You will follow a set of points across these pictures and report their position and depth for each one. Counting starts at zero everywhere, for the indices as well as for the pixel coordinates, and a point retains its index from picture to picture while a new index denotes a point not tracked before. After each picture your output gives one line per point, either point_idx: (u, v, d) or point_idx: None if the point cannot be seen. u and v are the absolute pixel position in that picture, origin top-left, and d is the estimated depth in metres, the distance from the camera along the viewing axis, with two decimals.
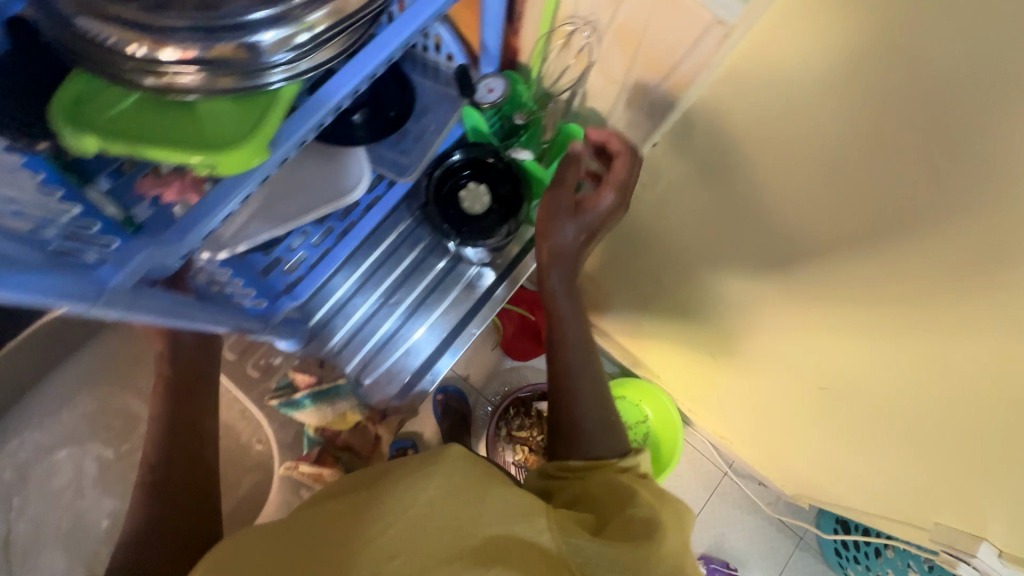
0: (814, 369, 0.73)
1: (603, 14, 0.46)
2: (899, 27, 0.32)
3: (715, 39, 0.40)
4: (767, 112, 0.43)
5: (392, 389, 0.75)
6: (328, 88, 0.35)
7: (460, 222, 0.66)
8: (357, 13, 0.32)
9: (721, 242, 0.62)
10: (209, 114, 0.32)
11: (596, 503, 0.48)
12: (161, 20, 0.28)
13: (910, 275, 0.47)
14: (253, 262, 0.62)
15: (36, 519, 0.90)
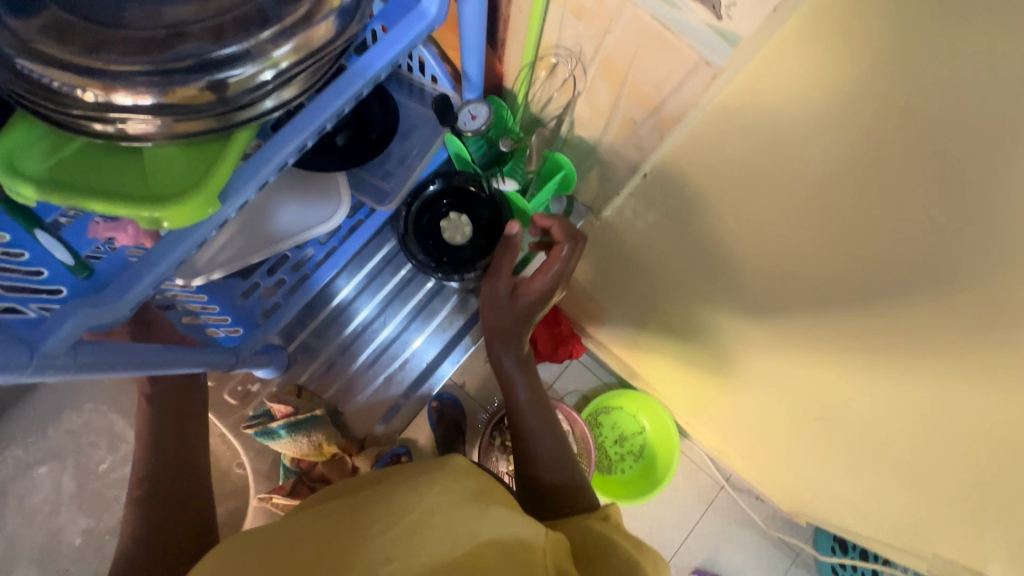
0: (810, 399, 0.71)
1: (591, 44, 0.46)
2: (895, 71, 0.30)
3: (703, 80, 0.40)
4: (756, 150, 0.41)
5: (390, 392, 0.84)
6: (291, 127, 0.40)
7: (441, 253, 0.68)
8: (323, 50, 0.35)
9: (714, 269, 0.60)
10: (154, 166, 0.36)
11: (586, 546, 0.46)
12: (121, 69, 0.33)
13: (912, 315, 0.44)
14: (229, 289, 0.68)
15: (14, 535, 1.01)
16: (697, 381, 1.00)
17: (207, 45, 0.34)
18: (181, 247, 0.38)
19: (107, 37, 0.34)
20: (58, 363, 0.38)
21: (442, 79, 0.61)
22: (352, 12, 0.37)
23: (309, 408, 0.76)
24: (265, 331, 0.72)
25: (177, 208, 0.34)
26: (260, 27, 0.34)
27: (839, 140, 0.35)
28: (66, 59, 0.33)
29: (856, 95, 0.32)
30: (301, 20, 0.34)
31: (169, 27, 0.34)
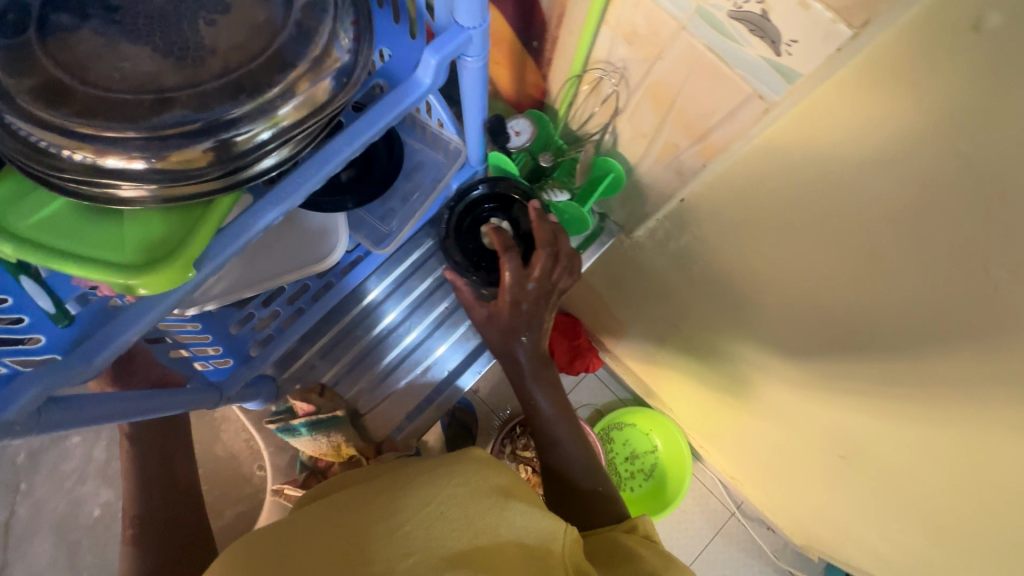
0: (832, 438, 0.69)
1: (636, 70, 0.43)
2: (968, 121, 0.28)
3: (753, 113, 0.38)
4: (803, 186, 0.40)
5: (408, 403, 0.79)
6: (276, 195, 0.39)
7: (479, 257, 0.62)
8: (326, 105, 0.39)
9: (743, 299, 0.60)
10: (137, 232, 0.39)
11: (607, 554, 0.47)
12: (111, 134, 0.36)
13: (957, 364, 0.43)
14: (223, 318, 0.67)
15: (40, 502, 1.04)
16: (716, 406, 0.98)
17: (194, 113, 0.36)
18: (143, 319, 0.39)
19: (95, 99, 0.36)
20: (18, 429, 0.37)
21: (447, 124, 0.58)
22: (349, 71, 0.40)
23: (329, 409, 0.76)
24: (254, 367, 0.68)
25: (152, 278, 0.36)
26: (253, 94, 0.37)
27: (889, 184, 0.35)
28: (55, 122, 0.36)
29: (917, 143, 0.31)
30: (302, 79, 0.38)
31: (155, 92, 0.36)
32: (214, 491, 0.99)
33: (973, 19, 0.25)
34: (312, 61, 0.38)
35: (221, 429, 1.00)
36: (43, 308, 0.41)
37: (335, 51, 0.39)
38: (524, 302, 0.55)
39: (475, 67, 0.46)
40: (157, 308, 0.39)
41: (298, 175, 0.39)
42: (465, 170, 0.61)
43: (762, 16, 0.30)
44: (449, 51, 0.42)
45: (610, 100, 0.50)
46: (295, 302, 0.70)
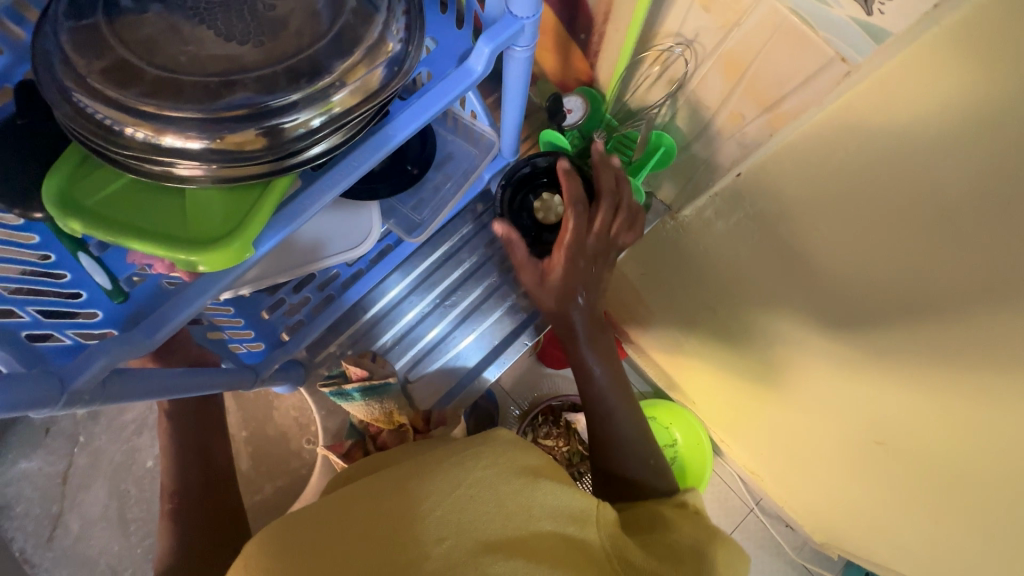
0: (868, 419, 0.66)
1: (711, 40, 0.47)
2: None
3: (832, 79, 0.40)
4: (876, 157, 0.40)
5: (439, 393, 0.67)
6: (322, 185, 0.36)
7: (538, 231, 0.62)
8: (381, 90, 0.35)
9: (787, 276, 0.60)
10: (196, 207, 0.33)
11: (647, 524, 0.48)
12: (175, 114, 0.31)
13: (1020, 355, 0.41)
14: (253, 303, 0.60)
15: (96, 452, 1.02)
16: (745, 395, 0.98)
17: (258, 96, 0.32)
18: (194, 303, 0.33)
19: (162, 81, 0.32)
20: (85, 399, 0.32)
21: (481, 115, 0.60)
22: (401, 61, 0.36)
23: (382, 374, 0.62)
24: (289, 351, 0.60)
25: (216, 254, 0.31)
26: (312, 79, 0.33)
27: (968, 151, 0.35)
28: (123, 101, 0.31)
29: (999, 102, 0.31)
30: (354, 68, 0.34)
31: (221, 74, 0.32)
32: (258, 469, 1.00)
33: None
34: (366, 49, 0.34)
35: (273, 405, 1.02)
36: (99, 284, 0.36)
37: (387, 41, 0.35)
38: (584, 258, 0.56)
39: (523, 58, 0.40)
40: (207, 295, 0.33)
41: (352, 161, 0.37)
42: (497, 160, 0.61)
43: None
44: (503, 41, 0.36)
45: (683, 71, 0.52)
46: (326, 288, 0.63)
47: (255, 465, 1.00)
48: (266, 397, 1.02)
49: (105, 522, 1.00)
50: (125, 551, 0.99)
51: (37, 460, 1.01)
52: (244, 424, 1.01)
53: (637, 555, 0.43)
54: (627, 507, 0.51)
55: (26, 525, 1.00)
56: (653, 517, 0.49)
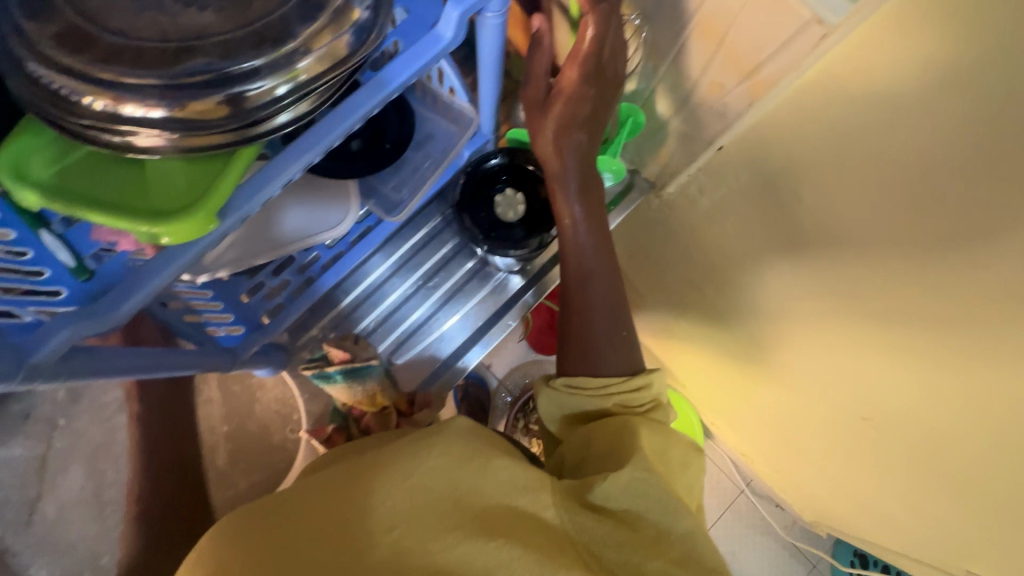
0: (855, 395, 0.66)
1: (687, 5, 0.44)
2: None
3: (810, 42, 0.38)
4: (857, 122, 0.40)
5: (419, 376, 0.67)
6: (287, 154, 0.34)
7: (492, 226, 0.61)
8: (350, 57, 0.34)
9: (772, 250, 0.60)
10: (159, 178, 0.32)
11: (618, 435, 0.50)
12: (133, 82, 0.30)
13: (997, 323, 0.41)
14: (233, 287, 0.58)
15: (76, 434, 1.01)
16: (732, 375, 0.99)
17: (217, 62, 0.31)
18: (152, 281, 0.32)
19: (118, 47, 0.31)
20: (47, 374, 0.32)
21: (459, 91, 0.57)
22: (369, 29, 0.34)
23: (365, 357, 0.62)
24: (268, 334, 0.59)
25: (180, 224, 0.30)
26: (274, 45, 0.32)
27: (948, 111, 0.35)
28: (78, 68, 0.30)
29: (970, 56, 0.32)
30: (319, 33, 0.32)
31: (179, 41, 0.31)
32: (243, 459, 1.01)
33: None
34: (332, 14, 0.32)
35: (255, 399, 1.01)
36: (62, 262, 0.35)
37: (354, 7, 0.33)
38: (594, 90, 0.50)
39: (496, 25, 0.38)
40: (167, 273, 0.32)
41: (320, 130, 0.35)
42: (478, 138, 0.59)
43: None
44: (473, 5, 0.35)
45: (644, 41, 0.52)
46: (306, 272, 0.61)
47: (231, 461, 1.01)
48: (249, 389, 1.01)
49: (85, 505, 0.99)
50: (99, 536, 0.99)
51: (16, 445, 1.00)
52: (229, 412, 1.01)
53: (589, 523, 0.43)
54: (592, 401, 0.53)
55: (4, 508, 0.99)
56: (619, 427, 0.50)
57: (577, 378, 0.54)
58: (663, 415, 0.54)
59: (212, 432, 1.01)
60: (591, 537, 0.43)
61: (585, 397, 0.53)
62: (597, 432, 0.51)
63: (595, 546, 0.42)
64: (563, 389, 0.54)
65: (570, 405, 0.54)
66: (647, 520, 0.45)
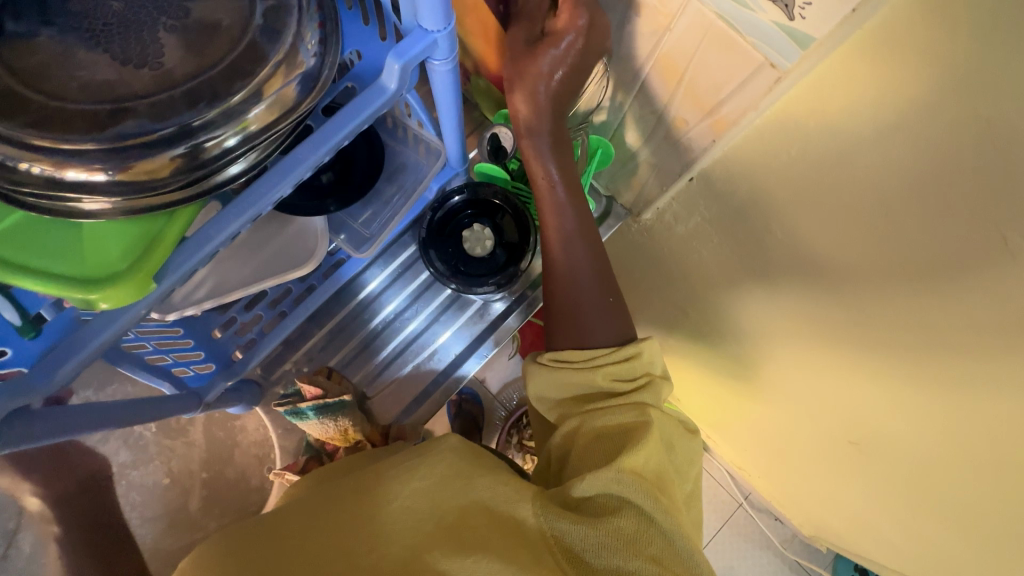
0: (841, 421, 0.64)
1: (645, 46, 0.44)
2: (980, 87, 0.28)
3: (765, 83, 0.37)
4: (818, 160, 0.40)
5: (399, 404, 0.68)
6: (231, 209, 0.33)
7: (459, 261, 0.60)
8: (301, 105, 0.34)
9: (749, 278, 0.59)
10: (94, 243, 0.32)
11: (614, 431, 0.49)
12: (71, 146, 0.30)
13: (978, 357, 0.40)
14: (204, 322, 0.57)
15: (56, 465, 1.01)
16: (722, 395, 0.97)
17: (157, 121, 0.31)
18: (97, 338, 0.33)
19: (53, 110, 0.31)
20: None
21: (426, 124, 0.55)
22: (316, 76, 0.35)
23: (337, 392, 0.62)
24: (236, 373, 0.59)
25: (114, 289, 0.31)
26: (219, 101, 0.32)
27: (905, 154, 0.34)
28: (13, 134, 0.30)
29: (931, 95, 0.31)
30: (267, 80, 0.33)
31: (113, 102, 0.31)
32: (227, 490, 1.00)
33: None
34: (275, 65, 0.33)
35: (234, 444, 1.01)
36: (7, 320, 0.35)
37: (301, 56, 0.34)
38: (595, 43, 0.44)
39: (446, 71, 0.38)
40: (107, 331, 0.33)
41: (262, 185, 0.34)
42: (445, 172, 0.58)
43: None
44: (415, 55, 0.34)
45: (608, 71, 0.51)
46: (278, 305, 0.61)
47: (207, 500, 1.00)
48: (230, 432, 1.00)
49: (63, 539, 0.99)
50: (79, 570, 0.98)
51: None
52: (210, 445, 1.01)
53: (561, 522, 0.44)
54: (578, 374, 0.53)
55: None
56: (617, 428, 0.49)
57: (564, 352, 0.54)
58: (656, 385, 0.53)
59: (189, 474, 1.00)
60: (576, 539, 0.44)
61: (571, 371, 0.53)
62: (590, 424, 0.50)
63: (581, 549, 0.43)
64: (549, 365, 0.55)
65: (557, 381, 0.54)
66: (631, 508, 0.45)
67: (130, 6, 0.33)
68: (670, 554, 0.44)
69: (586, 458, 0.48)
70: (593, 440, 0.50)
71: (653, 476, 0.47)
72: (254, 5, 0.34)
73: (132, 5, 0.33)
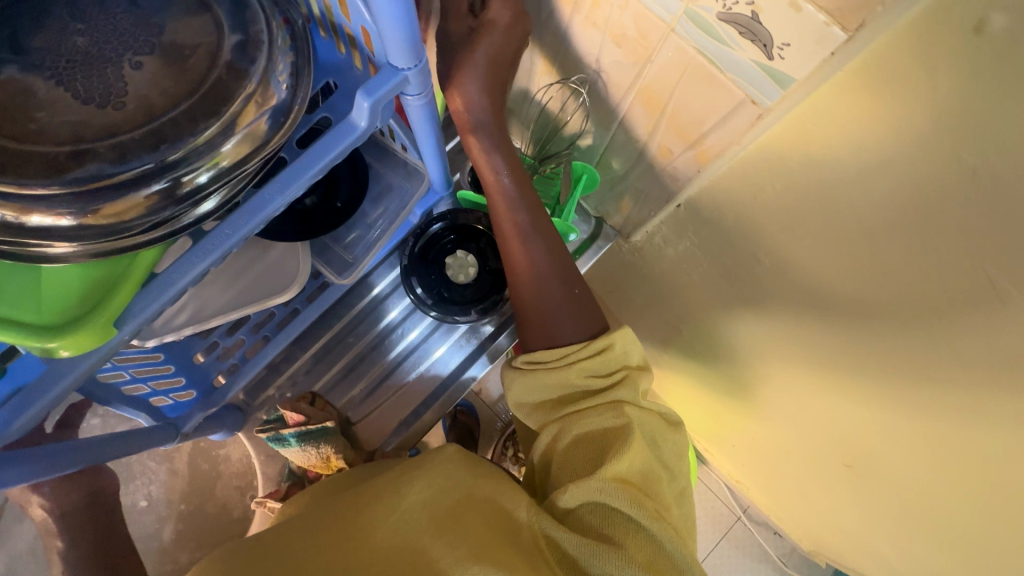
0: (836, 443, 0.63)
1: (628, 75, 0.43)
2: (961, 139, 0.27)
3: (747, 119, 0.37)
4: (803, 196, 0.38)
5: (392, 421, 0.67)
6: (199, 249, 0.33)
7: (444, 288, 0.60)
8: (273, 138, 0.33)
9: (739, 301, 0.58)
10: (56, 287, 0.32)
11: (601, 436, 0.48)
12: (32, 192, 0.29)
13: (973, 392, 0.39)
14: (184, 347, 0.57)
15: None
16: (716, 411, 0.95)
17: (120, 163, 0.30)
18: (60, 381, 0.32)
19: (12, 153, 0.30)
20: None
21: (408, 147, 0.54)
22: (288, 109, 0.34)
23: (320, 419, 0.64)
24: (216, 402, 0.57)
25: (76, 335, 0.30)
26: (188, 139, 0.31)
27: (885, 195, 0.33)
28: None
29: (915, 141, 0.29)
30: (238, 113, 0.32)
31: (74, 143, 0.30)
32: (212, 507, 1.00)
33: (974, 21, 0.23)
34: (243, 100, 0.32)
35: (218, 468, 1.00)
36: None
37: (271, 90, 0.33)
38: (523, 30, 0.45)
39: (421, 105, 0.37)
40: (73, 374, 0.32)
41: (228, 226, 0.33)
42: (429, 195, 0.56)
43: (753, 18, 0.29)
44: (386, 93, 0.34)
45: (585, 103, 0.53)
46: (260, 330, 0.59)
47: (195, 515, 1.00)
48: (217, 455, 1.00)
49: (33, 556, 1.00)
50: None
51: None
52: (194, 467, 1.00)
53: (554, 527, 0.45)
54: (552, 373, 0.52)
55: None
56: (598, 433, 0.49)
57: (535, 353, 0.53)
58: (631, 378, 0.51)
59: (171, 495, 1.00)
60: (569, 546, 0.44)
61: (545, 372, 0.52)
62: (573, 430, 0.49)
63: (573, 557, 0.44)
64: (524, 368, 0.54)
65: (530, 386, 0.53)
66: (618, 515, 0.45)
67: (96, 41, 0.33)
68: (661, 558, 0.44)
69: (570, 465, 0.48)
70: (575, 446, 0.49)
71: (641, 482, 0.46)
72: (223, 38, 0.34)
73: (97, 41, 0.33)
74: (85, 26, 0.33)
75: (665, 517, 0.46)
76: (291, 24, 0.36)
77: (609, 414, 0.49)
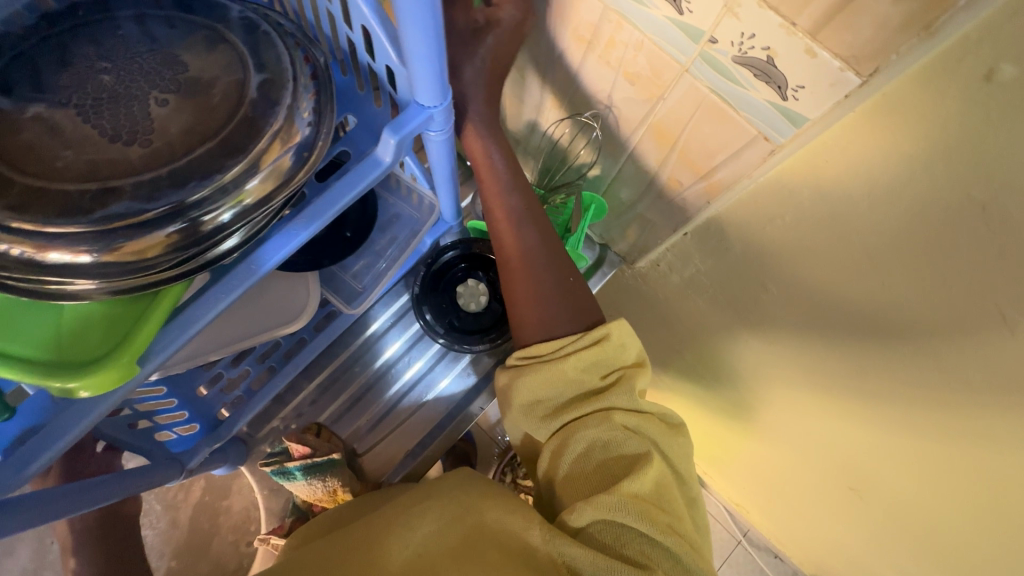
0: (841, 466, 0.63)
1: (639, 110, 0.45)
2: (971, 181, 0.29)
3: (759, 154, 0.38)
4: (809, 226, 0.40)
5: (395, 455, 0.66)
6: (229, 281, 0.33)
7: (455, 316, 0.60)
8: (297, 174, 0.33)
9: (743, 326, 0.59)
10: (75, 327, 0.31)
11: (603, 446, 0.47)
12: (55, 230, 0.29)
13: (978, 416, 0.40)
14: (190, 379, 0.56)
15: None
16: (716, 434, 0.96)
17: (144, 202, 0.30)
18: (76, 426, 0.31)
19: (35, 191, 0.30)
20: None
21: (420, 178, 0.55)
22: (311, 144, 0.34)
23: (326, 451, 0.62)
24: (220, 437, 0.56)
25: (97, 373, 0.29)
26: (212, 177, 0.31)
27: (890, 227, 0.34)
28: None
29: (926, 181, 0.31)
30: (264, 151, 0.32)
31: (98, 181, 0.30)
32: (205, 540, 0.97)
33: (985, 69, 0.25)
34: (269, 137, 0.32)
35: (215, 499, 0.97)
36: None
37: (295, 126, 0.34)
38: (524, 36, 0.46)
39: (441, 141, 0.39)
40: (93, 414, 0.31)
41: (257, 260, 0.34)
42: (440, 226, 0.57)
43: (768, 61, 0.31)
44: (411, 130, 0.35)
45: (596, 138, 0.54)
46: (266, 360, 0.59)
47: (190, 549, 0.97)
48: (213, 485, 0.97)
49: None
50: None
51: None
52: (193, 497, 0.98)
53: (567, 546, 0.43)
54: (549, 367, 0.50)
55: None
56: (604, 446, 0.47)
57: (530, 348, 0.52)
58: (629, 376, 0.50)
59: (165, 527, 0.97)
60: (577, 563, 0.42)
61: (542, 365, 0.50)
62: (574, 433, 0.48)
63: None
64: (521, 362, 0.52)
65: (524, 392, 0.51)
66: (630, 533, 0.43)
67: (121, 80, 0.33)
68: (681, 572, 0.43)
69: (580, 482, 0.47)
70: (581, 459, 0.47)
71: (653, 499, 0.45)
72: (248, 77, 0.34)
73: (122, 79, 0.33)
74: (110, 65, 0.34)
75: (679, 530, 0.45)
76: (313, 62, 0.36)
77: (607, 419, 0.48)
